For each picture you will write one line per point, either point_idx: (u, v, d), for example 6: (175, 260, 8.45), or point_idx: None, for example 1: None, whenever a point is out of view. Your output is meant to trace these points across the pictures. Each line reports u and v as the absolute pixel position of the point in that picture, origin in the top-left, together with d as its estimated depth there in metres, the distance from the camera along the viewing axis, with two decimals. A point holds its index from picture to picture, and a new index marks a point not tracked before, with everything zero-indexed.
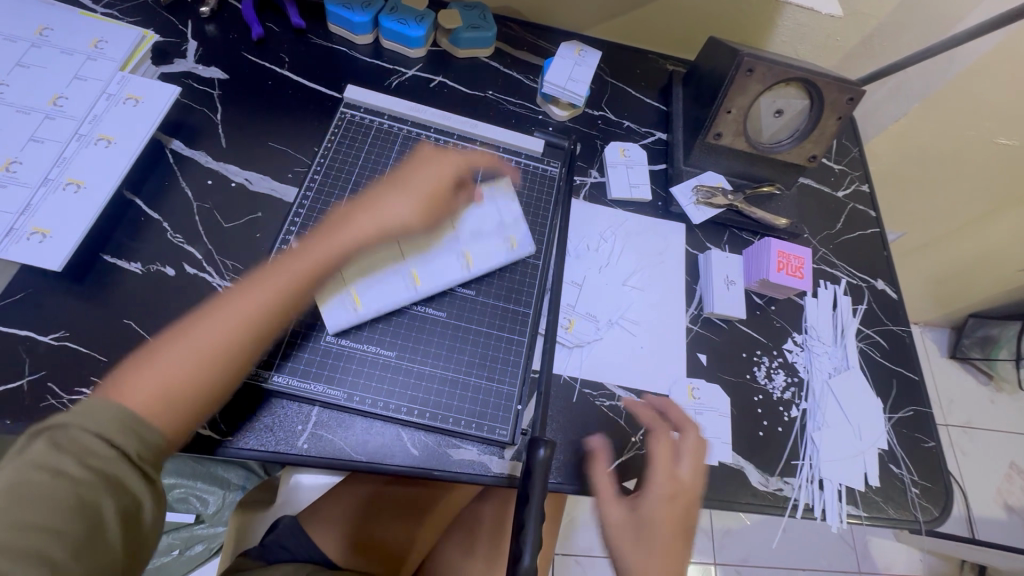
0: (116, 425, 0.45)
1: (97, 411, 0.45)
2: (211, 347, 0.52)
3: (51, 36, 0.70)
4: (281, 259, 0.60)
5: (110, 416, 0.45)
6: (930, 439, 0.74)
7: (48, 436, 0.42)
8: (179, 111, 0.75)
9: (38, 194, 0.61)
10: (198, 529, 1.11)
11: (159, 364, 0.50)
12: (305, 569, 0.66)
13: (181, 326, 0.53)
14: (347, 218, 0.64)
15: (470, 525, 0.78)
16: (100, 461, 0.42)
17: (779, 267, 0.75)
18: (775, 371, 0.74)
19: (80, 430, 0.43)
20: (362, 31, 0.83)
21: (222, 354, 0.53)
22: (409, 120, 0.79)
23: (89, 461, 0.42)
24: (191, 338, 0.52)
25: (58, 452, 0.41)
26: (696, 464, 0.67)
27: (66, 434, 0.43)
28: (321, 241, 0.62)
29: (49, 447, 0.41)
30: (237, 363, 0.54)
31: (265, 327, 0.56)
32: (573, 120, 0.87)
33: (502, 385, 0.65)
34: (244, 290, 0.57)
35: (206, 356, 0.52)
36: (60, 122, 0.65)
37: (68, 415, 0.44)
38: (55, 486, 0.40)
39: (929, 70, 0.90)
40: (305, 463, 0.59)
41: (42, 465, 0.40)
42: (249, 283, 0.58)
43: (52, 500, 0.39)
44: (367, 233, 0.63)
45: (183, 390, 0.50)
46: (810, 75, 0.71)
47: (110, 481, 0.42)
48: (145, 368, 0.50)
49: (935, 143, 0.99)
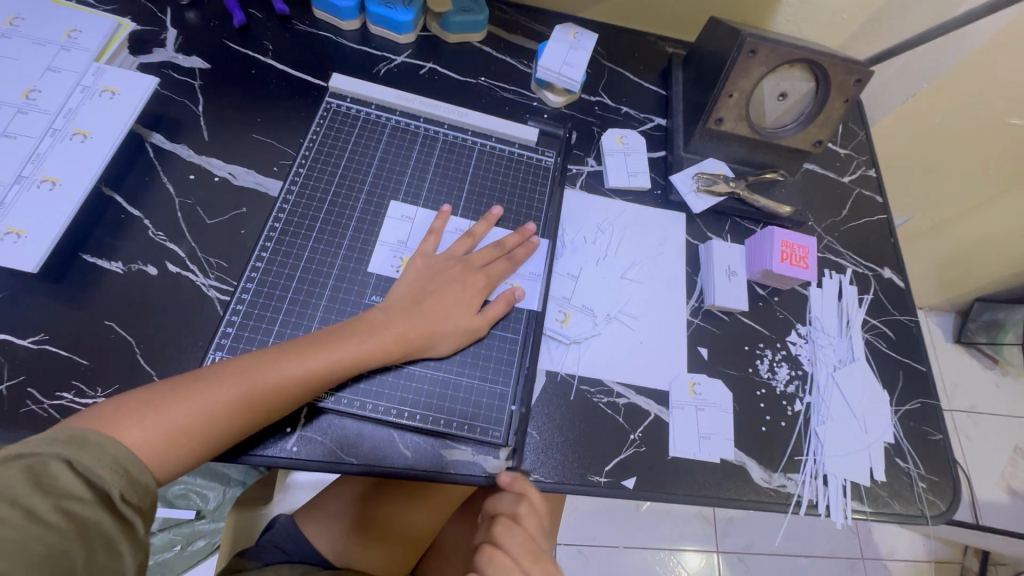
0: (100, 463, 0.44)
1: (88, 448, 0.44)
2: (217, 421, 0.50)
3: (22, 26, 0.67)
4: (316, 342, 0.56)
5: (101, 457, 0.44)
6: (937, 432, 0.72)
7: (28, 466, 0.41)
8: (159, 103, 0.72)
9: (12, 192, 0.58)
10: (199, 524, 1.10)
11: (163, 416, 0.48)
12: (299, 569, 0.65)
13: (209, 373, 0.52)
14: (389, 320, 0.59)
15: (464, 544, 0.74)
16: (80, 504, 0.41)
17: (783, 257, 0.72)
18: (778, 364, 0.72)
19: (64, 465, 0.42)
20: (348, 16, 0.80)
21: (230, 419, 0.51)
22: (398, 110, 0.76)
23: (68, 503, 0.41)
24: (200, 402, 0.50)
25: (35, 489, 0.40)
26: (696, 460, 0.65)
27: (47, 467, 0.42)
28: (360, 341, 0.57)
29: (27, 481, 0.40)
30: (242, 426, 0.52)
31: (287, 400, 0.53)
32: (568, 106, 0.84)
33: (495, 385, 0.63)
34: (284, 357, 0.54)
35: (209, 427, 0.50)
36: (33, 117, 0.63)
37: (45, 443, 0.43)
38: (26, 529, 0.39)
39: (938, 49, 0.87)
40: (293, 467, 0.57)
41: (18, 500, 0.39)
42: (281, 358, 0.54)
43: (22, 544, 0.38)
44: (408, 332, 0.59)
45: (179, 444, 0.49)
46: (816, 56, 0.68)
47: (86, 523, 0.41)
48: (149, 416, 0.48)
49: (945, 124, 0.96)
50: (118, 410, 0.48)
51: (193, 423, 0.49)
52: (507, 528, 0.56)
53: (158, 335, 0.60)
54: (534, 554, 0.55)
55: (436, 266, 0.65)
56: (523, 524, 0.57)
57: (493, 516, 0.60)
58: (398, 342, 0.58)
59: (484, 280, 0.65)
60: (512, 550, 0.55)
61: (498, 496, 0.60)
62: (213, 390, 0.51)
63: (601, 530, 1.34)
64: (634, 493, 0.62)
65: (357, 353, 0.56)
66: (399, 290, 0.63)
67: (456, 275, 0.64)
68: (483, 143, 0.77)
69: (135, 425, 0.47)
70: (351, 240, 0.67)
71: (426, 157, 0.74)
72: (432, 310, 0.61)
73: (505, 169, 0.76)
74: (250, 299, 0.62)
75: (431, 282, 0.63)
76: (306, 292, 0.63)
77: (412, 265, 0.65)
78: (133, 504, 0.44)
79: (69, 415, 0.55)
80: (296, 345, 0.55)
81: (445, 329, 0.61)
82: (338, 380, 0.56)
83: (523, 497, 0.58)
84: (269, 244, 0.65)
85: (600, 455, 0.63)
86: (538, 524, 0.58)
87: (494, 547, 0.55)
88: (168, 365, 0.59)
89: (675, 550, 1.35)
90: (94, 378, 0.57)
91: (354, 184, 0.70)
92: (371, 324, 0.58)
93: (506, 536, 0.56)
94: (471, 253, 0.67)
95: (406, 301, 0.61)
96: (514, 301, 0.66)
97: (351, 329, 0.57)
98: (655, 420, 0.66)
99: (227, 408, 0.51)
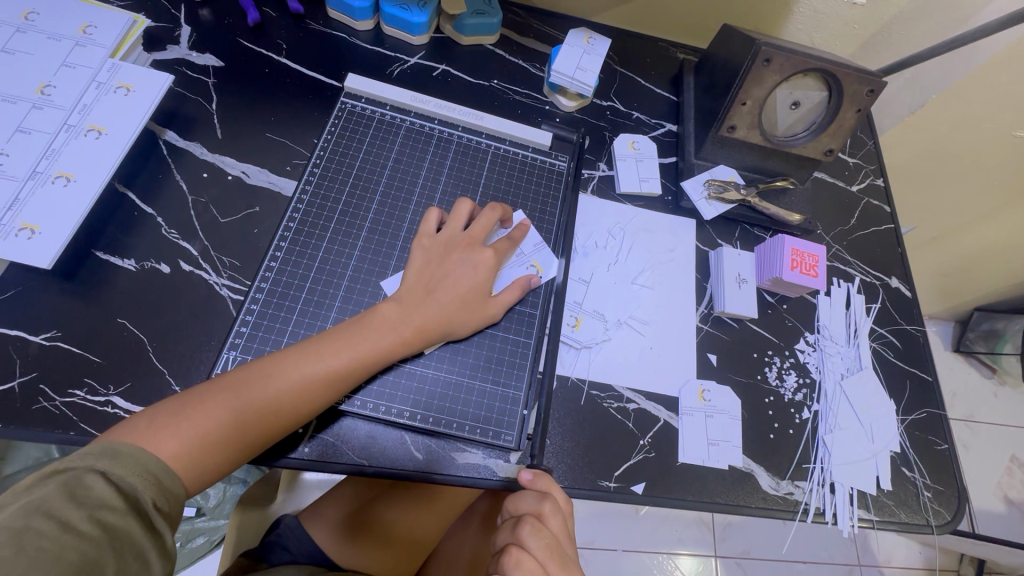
0: (131, 471, 0.44)
1: (119, 459, 0.44)
2: (251, 425, 0.51)
3: (38, 21, 0.67)
4: (338, 339, 0.56)
5: (133, 466, 0.44)
6: (943, 441, 0.72)
7: (62, 481, 0.41)
8: (173, 100, 0.72)
9: (26, 188, 0.58)
10: (199, 522, 1.09)
11: (195, 424, 0.48)
12: (305, 569, 0.65)
13: (237, 378, 0.52)
14: (406, 314, 0.59)
15: (453, 556, 0.74)
16: (112, 514, 0.41)
17: (793, 265, 0.73)
18: (786, 372, 0.72)
19: (97, 476, 0.42)
20: (363, 16, 0.80)
21: (264, 423, 0.51)
22: (412, 111, 0.76)
23: (101, 513, 0.41)
24: (230, 407, 0.50)
25: (68, 501, 0.40)
26: (706, 467, 0.65)
27: (80, 480, 0.42)
28: (380, 335, 0.57)
29: (61, 494, 0.40)
30: (277, 427, 0.52)
31: (317, 400, 0.53)
32: (580, 111, 0.84)
33: (507, 389, 0.63)
34: (309, 356, 0.54)
35: (239, 433, 0.50)
36: (48, 113, 0.62)
37: (79, 457, 0.43)
38: (61, 540, 0.39)
39: (948, 60, 0.87)
40: (304, 468, 0.57)
41: (52, 513, 0.39)
42: (306, 357, 0.54)
43: (56, 554, 0.38)
44: (427, 324, 0.59)
45: (215, 451, 0.49)
46: (830, 65, 0.68)
47: (119, 532, 0.41)
48: (181, 424, 0.48)
49: (951, 135, 0.97)
50: (151, 421, 0.48)
51: (227, 429, 0.49)
52: (534, 530, 0.53)
53: (172, 333, 0.60)
54: (559, 557, 0.53)
55: (437, 248, 0.64)
56: (549, 524, 0.54)
57: (515, 515, 0.56)
58: (416, 333, 0.59)
59: (492, 256, 0.65)
60: (538, 553, 0.52)
61: (517, 496, 0.57)
62: (242, 396, 0.51)
63: (600, 533, 1.34)
64: (643, 498, 0.63)
65: (379, 347, 0.56)
66: (408, 277, 0.61)
67: (464, 256, 0.64)
68: (497, 146, 0.77)
69: (169, 435, 0.47)
70: (366, 239, 0.67)
71: (440, 158, 0.74)
72: (445, 299, 0.61)
73: (519, 173, 0.76)
74: (263, 299, 0.62)
75: (441, 269, 0.62)
76: (321, 292, 0.63)
77: (416, 246, 0.64)
78: (163, 512, 0.45)
79: (81, 413, 0.55)
80: (318, 343, 0.55)
81: (458, 319, 0.61)
82: (365, 374, 0.56)
83: (546, 497, 0.56)
84: (283, 243, 0.65)
85: (609, 460, 0.63)
86: (562, 524, 0.55)
87: (520, 550, 0.52)
88: (181, 364, 0.59)
89: (672, 554, 1.35)
90: (107, 376, 0.57)
91: (370, 184, 0.70)
92: (390, 318, 0.58)
93: (532, 539, 0.53)
94: (473, 227, 0.66)
95: (420, 290, 0.61)
96: (529, 287, 0.66)
97: (369, 323, 0.57)
98: (665, 426, 0.66)
99: (258, 412, 0.51)
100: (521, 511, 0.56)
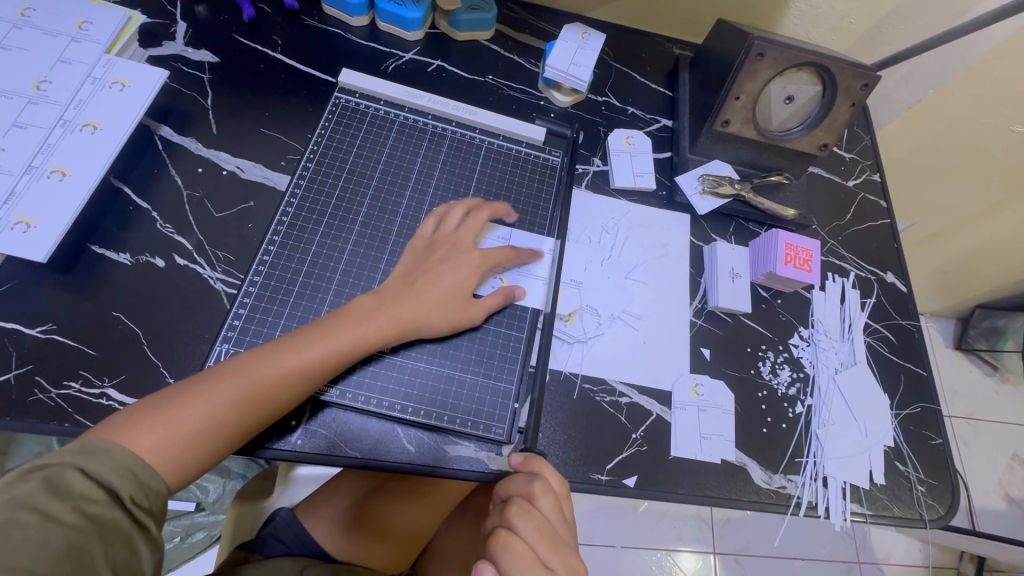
0: (109, 466, 0.44)
1: (98, 455, 0.44)
2: (227, 417, 0.51)
3: (33, 17, 0.67)
4: (315, 330, 0.56)
5: (110, 461, 0.44)
6: (938, 436, 0.72)
7: (43, 476, 0.42)
8: (168, 96, 0.73)
9: (22, 182, 0.59)
10: (199, 516, 1.10)
11: (172, 417, 0.49)
12: (301, 560, 0.67)
13: (213, 373, 0.52)
14: (382, 303, 0.60)
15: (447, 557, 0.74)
16: (96, 505, 0.42)
17: (787, 260, 0.72)
18: (780, 366, 0.72)
19: (77, 471, 0.43)
20: (358, 12, 0.80)
21: (241, 415, 0.51)
22: (406, 106, 0.76)
23: (85, 504, 0.42)
24: (207, 399, 0.50)
25: (50, 495, 0.41)
26: (698, 461, 0.65)
27: (61, 475, 0.42)
28: (356, 324, 0.57)
29: (42, 488, 0.41)
30: (254, 419, 0.52)
31: (294, 390, 0.54)
32: (575, 106, 0.84)
33: (498, 382, 0.63)
34: (285, 347, 0.54)
35: (219, 424, 0.50)
36: (44, 108, 0.63)
37: (58, 454, 0.43)
38: (46, 530, 0.40)
39: (945, 55, 0.87)
40: (297, 459, 0.57)
41: (36, 506, 0.40)
42: (283, 350, 0.54)
43: (43, 543, 0.39)
44: (405, 314, 0.59)
45: (193, 444, 0.49)
46: (823, 60, 0.68)
47: (102, 523, 0.42)
48: (158, 419, 0.48)
49: (949, 131, 0.97)
50: (129, 418, 0.48)
51: (204, 422, 0.50)
52: (523, 510, 0.53)
53: (166, 327, 0.60)
54: (551, 538, 0.52)
55: (432, 249, 0.65)
56: (540, 506, 0.54)
57: (505, 498, 0.56)
58: (395, 324, 0.59)
59: (480, 260, 0.65)
60: (528, 534, 0.52)
61: (508, 479, 0.57)
62: (217, 389, 0.51)
63: (599, 529, 1.34)
64: (635, 491, 0.63)
65: (355, 336, 0.57)
66: (396, 276, 0.63)
67: (456, 256, 0.65)
68: (490, 141, 0.77)
69: (146, 429, 0.48)
70: (359, 233, 0.68)
71: (434, 153, 0.74)
72: (431, 293, 0.61)
73: (514, 169, 0.76)
74: (257, 292, 0.62)
75: (432, 265, 0.64)
76: (314, 285, 0.64)
77: (409, 249, 0.65)
78: (144, 507, 0.45)
79: (76, 405, 0.55)
80: (295, 336, 0.56)
81: (438, 312, 0.61)
82: (341, 364, 0.57)
83: (536, 477, 0.56)
84: (276, 237, 0.65)
85: (601, 453, 0.64)
86: (555, 506, 0.55)
87: (509, 532, 0.52)
88: (176, 357, 0.59)
89: (672, 551, 1.35)
90: (101, 368, 0.57)
91: (363, 177, 0.71)
92: (367, 308, 0.59)
93: (521, 520, 0.53)
94: (464, 232, 0.67)
95: (401, 284, 0.62)
96: (513, 297, 0.66)
97: (347, 314, 0.58)
98: (657, 420, 0.66)
99: (235, 403, 0.51)
100: (513, 493, 0.56)
